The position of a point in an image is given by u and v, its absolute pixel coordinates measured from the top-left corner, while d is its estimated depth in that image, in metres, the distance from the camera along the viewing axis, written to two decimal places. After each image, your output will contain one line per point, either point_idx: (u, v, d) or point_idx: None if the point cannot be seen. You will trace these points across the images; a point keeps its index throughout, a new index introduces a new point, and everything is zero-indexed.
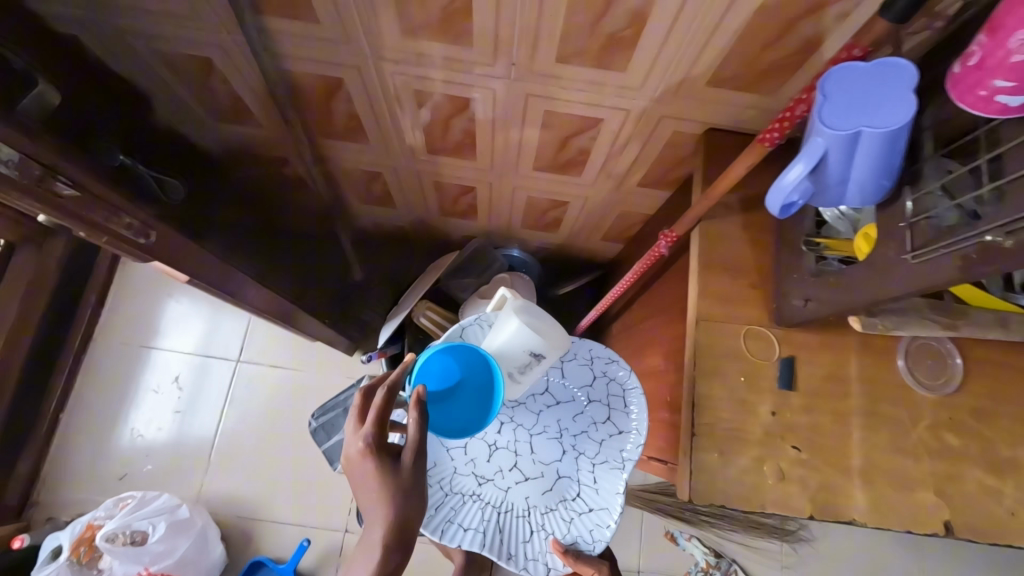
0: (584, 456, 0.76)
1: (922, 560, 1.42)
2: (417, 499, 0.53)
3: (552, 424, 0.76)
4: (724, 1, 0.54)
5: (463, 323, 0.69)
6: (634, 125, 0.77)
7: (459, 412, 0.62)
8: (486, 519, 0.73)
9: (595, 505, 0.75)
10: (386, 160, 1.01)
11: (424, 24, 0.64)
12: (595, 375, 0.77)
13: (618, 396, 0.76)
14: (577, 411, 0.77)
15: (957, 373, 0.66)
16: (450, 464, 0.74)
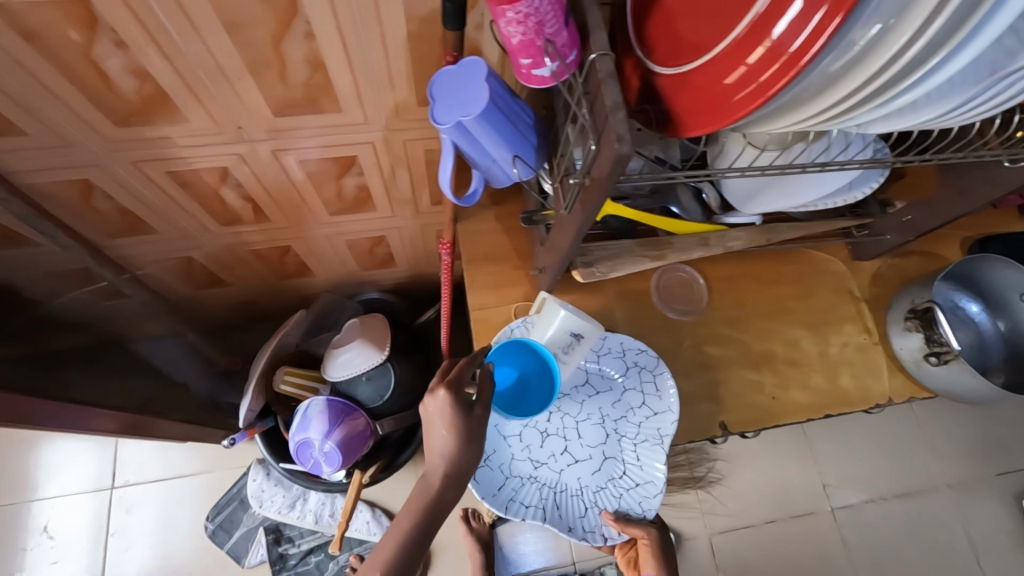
0: (626, 437, 0.70)
1: (828, 458, 1.41)
2: (474, 446, 0.58)
3: (598, 406, 0.71)
4: (379, 37, 0.60)
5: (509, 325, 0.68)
6: (387, 153, 0.82)
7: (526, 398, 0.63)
8: (544, 498, 0.68)
9: (640, 481, 0.69)
10: (188, 244, 1.00)
11: (130, 112, 0.66)
12: (628, 366, 0.70)
13: (650, 380, 0.69)
14: (617, 396, 0.71)
15: (703, 293, 0.75)
16: (508, 452, 0.69)
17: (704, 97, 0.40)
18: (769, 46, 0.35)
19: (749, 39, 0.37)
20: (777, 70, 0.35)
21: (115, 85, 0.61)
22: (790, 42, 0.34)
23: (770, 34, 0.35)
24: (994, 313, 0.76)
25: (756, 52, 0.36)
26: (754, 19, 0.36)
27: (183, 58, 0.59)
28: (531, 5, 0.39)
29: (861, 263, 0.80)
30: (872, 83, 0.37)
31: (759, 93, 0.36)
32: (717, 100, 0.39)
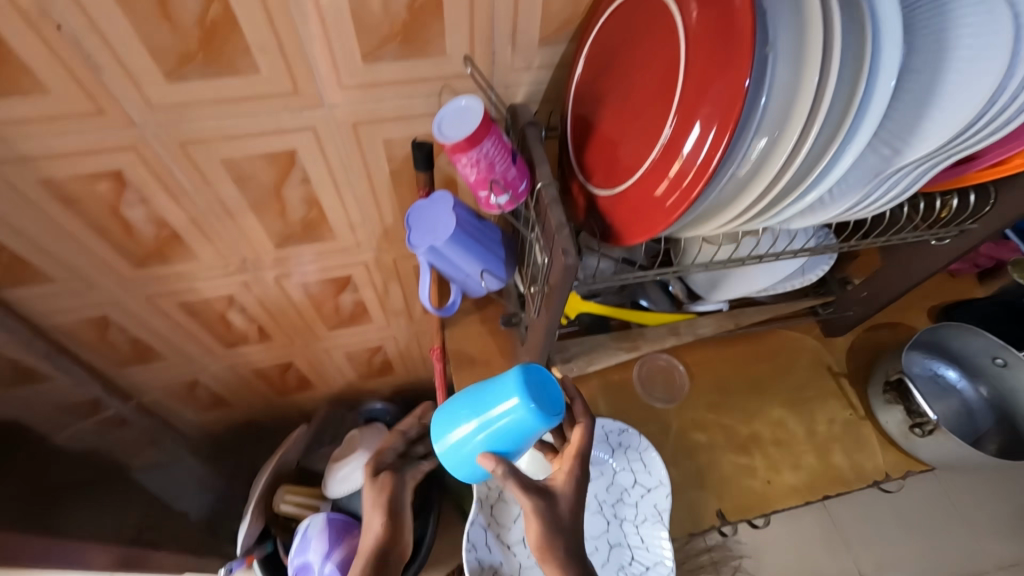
0: (627, 520, 0.68)
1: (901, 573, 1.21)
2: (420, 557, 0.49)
3: (593, 494, 0.70)
4: (365, 177, 0.70)
5: None
6: (378, 270, 0.90)
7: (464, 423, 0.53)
8: None
9: (650, 563, 0.66)
10: (194, 368, 1.05)
11: (148, 255, 0.74)
12: (613, 449, 0.71)
13: (637, 459, 0.70)
14: (609, 479, 0.70)
15: (684, 378, 0.78)
16: (514, 561, 0.67)
17: (641, 206, 0.45)
18: (682, 160, 0.42)
19: (666, 157, 0.43)
20: (692, 179, 0.41)
21: (135, 234, 0.70)
22: (697, 154, 0.40)
23: (680, 151, 0.42)
24: (973, 378, 0.77)
25: (674, 167, 0.42)
26: (666, 143, 0.43)
27: (195, 207, 0.68)
28: (481, 151, 0.46)
29: (834, 338, 0.83)
30: (780, 180, 0.42)
31: (684, 197, 0.42)
32: (652, 208, 0.44)
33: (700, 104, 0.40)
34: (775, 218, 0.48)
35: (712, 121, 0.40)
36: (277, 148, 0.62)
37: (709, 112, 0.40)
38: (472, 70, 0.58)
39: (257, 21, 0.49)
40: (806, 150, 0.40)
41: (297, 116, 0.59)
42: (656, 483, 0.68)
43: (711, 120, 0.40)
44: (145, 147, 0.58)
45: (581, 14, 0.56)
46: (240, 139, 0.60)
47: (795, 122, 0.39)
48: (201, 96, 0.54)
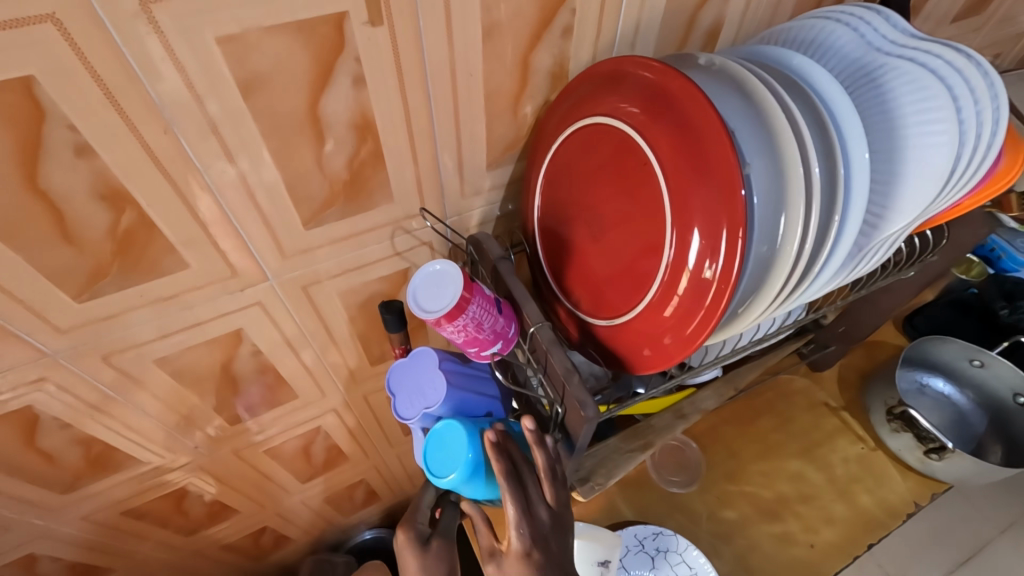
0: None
1: None
2: None
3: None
4: (323, 331, 0.63)
5: None
6: (349, 411, 0.82)
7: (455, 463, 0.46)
8: None
9: None
10: (150, 569, 0.90)
11: (77, 476, 0.62)
12: (654, 558, 0.66)
13: (682, 565, 0.65)
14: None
15: (699, 456, 0.75)
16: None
17: (657, 329, 0.42)
18: (691, 277, 0.39)
19: (672, 274, 0.40)
20: (714, 295, 0.38)
21: (58, 461, 0.58)
22: (708, 269, 0.38)
23: (687, 268, 0.39)
24: (958, 383, 0.80)
25: (683, 284, 0.40)
26: (667, 260, 0.41)
27: (131, 413, 0.58)
28: (469, 315, 0.41)
29: (821, 372, 0.83)
30: (792, 274, 0.40)
31: (707, 316, 0.38)
32: (670, 330, 0.41)
33: (693, 218, 0.39)
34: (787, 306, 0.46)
35: (716, 233, 0.37)
36: (219, 332, 0.55)
37: (706, 225, 0.38)
38: (431, 222, 0.56)
39: (178, 216, 0.43)
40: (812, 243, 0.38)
41: (238, 296, 0.52)
42: None
43: (712, 233, 0.37)
44: (60, 371, 0.49)
45: (525, 133, 0.54)
46: (174, 335, 0.52)
47: (794, 219, 0.38)
48: (121, 305, 0.47)
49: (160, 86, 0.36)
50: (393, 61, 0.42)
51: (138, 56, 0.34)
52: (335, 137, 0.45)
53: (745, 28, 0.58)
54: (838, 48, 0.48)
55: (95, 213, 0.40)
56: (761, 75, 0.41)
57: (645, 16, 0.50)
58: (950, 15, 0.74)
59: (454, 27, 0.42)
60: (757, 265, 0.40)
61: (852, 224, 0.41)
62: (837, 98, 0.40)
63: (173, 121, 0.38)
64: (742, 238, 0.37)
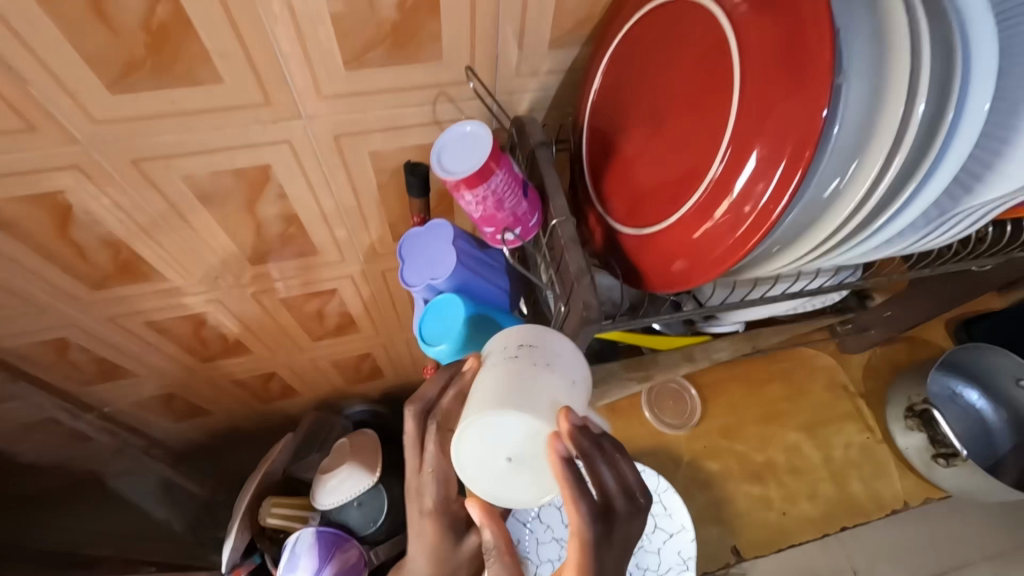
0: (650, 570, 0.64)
1: None
2: None
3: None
4: (351, 191, 0.62)
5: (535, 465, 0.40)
6: (366, 283, 0.83)
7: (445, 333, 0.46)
8: None
9: None
10: (167, 383, 0.98)
11: (104, 277, 0.65)
12: None
13: (655, 501, 0.66)
14: None
15: (697, 404, 0.74)
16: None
17: (681, 248, 0.39)
18: (734, 200, 0.36)
19: (713, 195, 0.37)
20: (753, 223, 0.35)
21: (89, 257, 0.61)
22: (754, 197, 0.35)
23: (732, 192, 0.36)
24: (993, 398, 0.74)
25: (722, 208, 0.36)
26: (716, 176, 0.37)
27: (158, 227, 0.60)
28: (490, 186, 0.38)
29: (849, 355, 0.79)
30: (845, 225, 0.36)
31: (739, 245, 0.36)
32: (698, 251, 0.38)
33: (758, 136, 0.34)
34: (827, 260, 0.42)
35: (778, 153, 0.33)
36: (249, 164, 0.54)
37: (771, 146, 0.34)
38: (475, 83, 0.51)
39: (216, 21, 0.41)
40: (882, 194, 0.34)
41: (269, 130, 0.51)
42: (677, 527, 0.64)
43: (774, 156, 0.33)
44: (93, 166, 0.50)
45: (598, 14, 0.48)
46: (204, 156, 0.52)
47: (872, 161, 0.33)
48: (154, 108, 0.46)
49: None
50: None
51: None
52: None
53: None
54: None
55: None
56: None
57: None
58: None
59: None
60: (810, 205, 0.36)
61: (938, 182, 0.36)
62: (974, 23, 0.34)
63: None
64: (806, 163, 0.32)
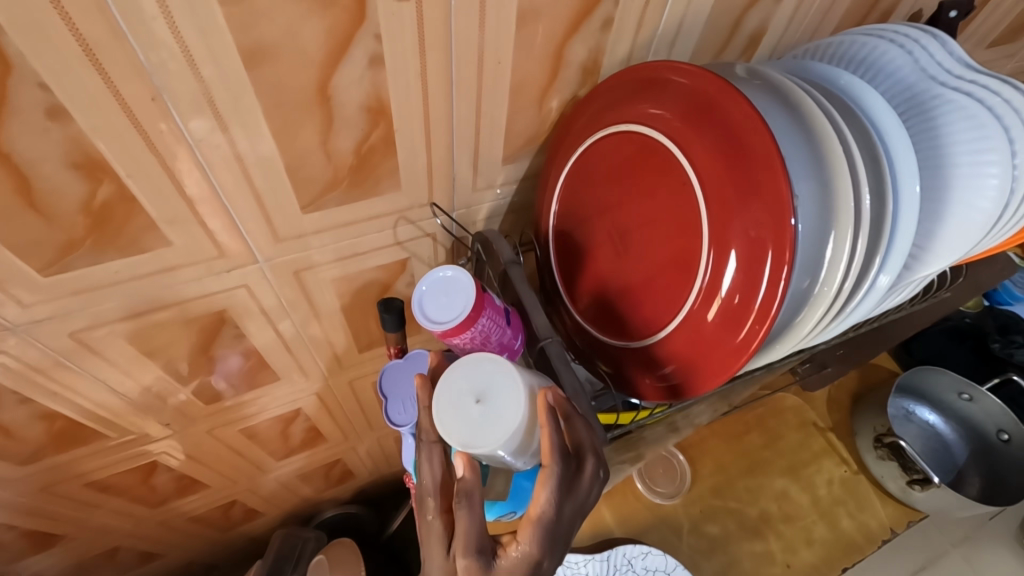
0: None
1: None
2: None
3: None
4: (312, 317, 0.60)
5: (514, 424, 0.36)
6: (333, 395, 0.79)
7: None
8: None
9: None
10: (113, 537, 0.87)
11: (35, 450, 0.58)
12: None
13: None
14: None
15: (686, 467, 0.75)
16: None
17: (682, 352, 0.40)
18: (722, 303, 0.37)
19: (701, 299, 0.38)
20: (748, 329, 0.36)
21: (18, 435, 0.54)
22: (742, 299, 0.36)
23: (717, 295, 0.37)
24: (942, 412, 0.80)
25: (713, 312, 0.37)
26: (698, 282, 0.38)
27: (99, 390, 0.55)
28: (477, 330, 0.38)
29: (812, 392, 0.83)
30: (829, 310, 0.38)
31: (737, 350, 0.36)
32: (694, 355, 0.39)
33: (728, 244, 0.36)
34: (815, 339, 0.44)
35: (756, 265, 0.35)
36: (202, 313, 0.51)
37: (743, 252, 0.35)
38: (441, 219, 0.53)
39: (163, 191, 0.39)
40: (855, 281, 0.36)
41: (224, 279, 0.48)
42: None
43: (749, 259, 0.35)
44: (22, 346, 0.45)
45: (546, 129, 0.51)
46: (152, 314, 0.48)
47: (840, 254, 0.35)
48: (94, 282, 0.42)
49: (150, 47, 0.31)
50: (416, 35, 0.37)
51: (123, 6, 0.29)
52: (344, 119, 0.40)
53: (789, 33, 0.55)
54: (890, 71, 0.46)
55: (66, 182, 0.35)
56: (816, 97, 0.38)
57: (691, 13, 0.47)
58: (988, 40, 0.74)
59: (488, 14, 0.38)
60: (795, 298, 0.37)
61: (895, 260, 0.38)
62: (889, 127, 0.38)
63: (162, 87, 0.33)
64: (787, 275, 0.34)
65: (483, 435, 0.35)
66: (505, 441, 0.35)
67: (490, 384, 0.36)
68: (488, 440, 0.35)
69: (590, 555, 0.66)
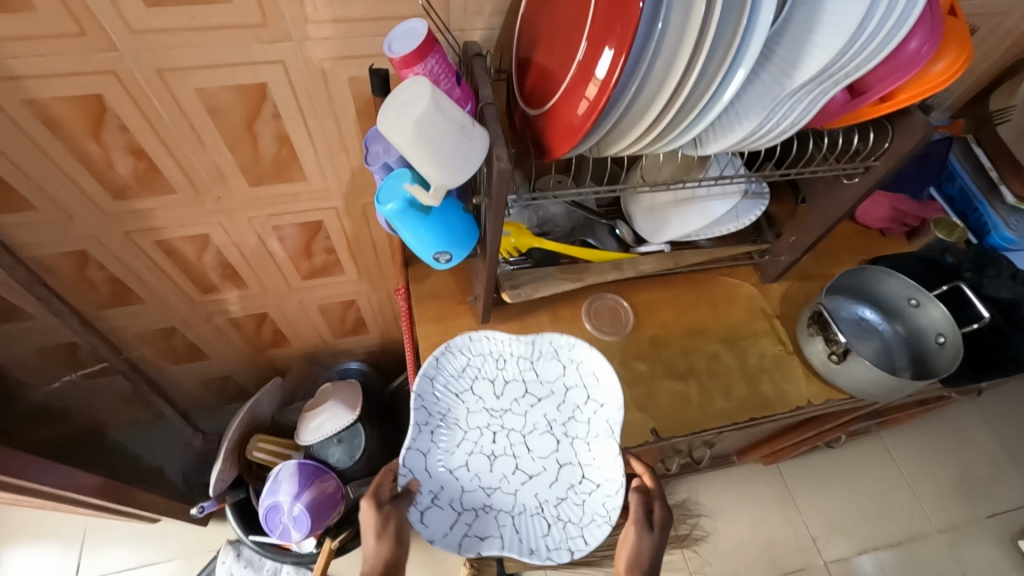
0: (579, 438, 0.75)
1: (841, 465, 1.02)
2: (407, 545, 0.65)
3: (543, 415, 0.77)
4: (333, 118, 0.75)
5: (423, 117, 0.47)
6: (349, 217, 0.95)
7: (395, 191, 0.56)
8: (503, 525, 0.72)
9: (599, 483, 0.72)
10: (172, 314, 1.09)
11: (126, 185, 0.78)
12: (564, 365, 0.76)
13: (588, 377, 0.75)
14: (561, 400, 0.76)
15: (629, 316, 0.85)
16: (456, 484, 0.73)
17: (566, 123, 0.52)
18: (596, 80, 0.48)
19: (583, 80, 0.50)
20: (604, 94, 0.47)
21: (115, 162, 0.74)
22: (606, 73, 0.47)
23: (594, 75, 0.49)
24: (892, 319, 0.85)
25: (589, 87, 0.49)
26: (587, 65, 0.50)
27: (173, 139, 0.73)
28: (426, 67, 0.51)
29: (769, 285, 0.90)
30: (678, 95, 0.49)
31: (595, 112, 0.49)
32: (572, 123, 0.51)
33: (610, 32, 0.47)
34: (683, 136, 0.55)
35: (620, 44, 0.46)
36: (249, 80, 0.67)
37: (617, 38, 0.46)
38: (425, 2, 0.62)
39: None
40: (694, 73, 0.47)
41: (268, 50, 0.64)
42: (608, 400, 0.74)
43: (618, 46, 0.46)
44: (126, 72, 0.63)
45: None
46: (214, 69, 0.65)
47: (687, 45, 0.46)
48: (176, 22, 0.60)
49: None
50: None
51: None
52: None
53: None
54: None
55: None
56: None
57: None
58: None
59: None
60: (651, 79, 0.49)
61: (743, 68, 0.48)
62: None
63: None
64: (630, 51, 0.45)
65: (404, 123, 0.47)
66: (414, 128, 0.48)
67: (411, 93, 0.48)
68: (408, 125, 0.47)
69: (518, 336, 0.76)
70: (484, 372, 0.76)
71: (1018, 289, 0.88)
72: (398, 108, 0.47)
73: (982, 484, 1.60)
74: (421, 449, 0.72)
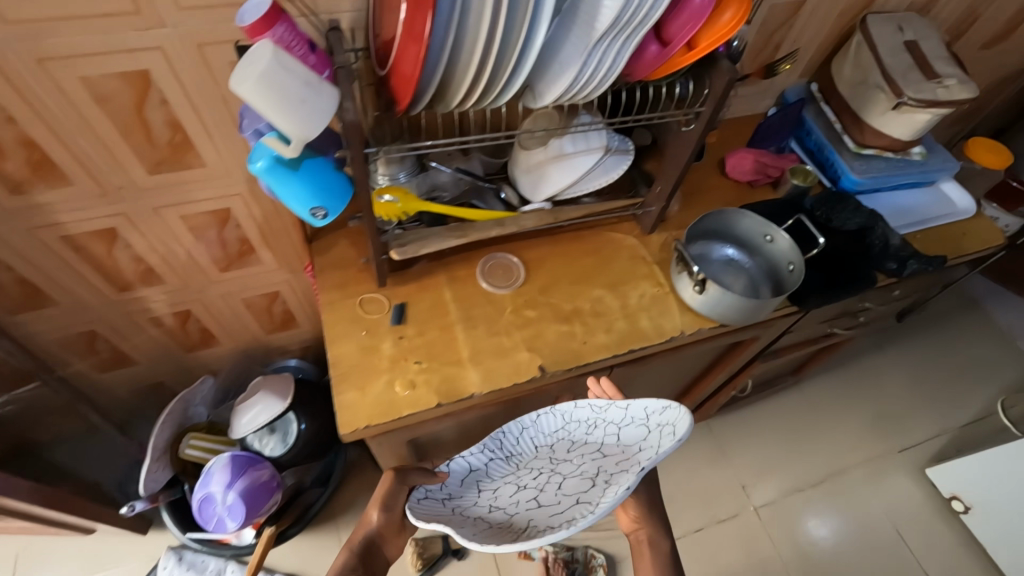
0: (606, 485, 0.72)
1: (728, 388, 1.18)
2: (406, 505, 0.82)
3: (596, 467, 0.77)
4: (220, 102, 0.80)
5: (267, 70, 0.53)
6: (257, 203, 0.99)
7: (263, 152, 0.63)
8: (471, 525, 0.73)
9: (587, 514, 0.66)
10: (90, 315, 1.10)
11: (21, 178, 0.81)
12: (649, 428, 0.74)
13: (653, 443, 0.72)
14: (621, 458, 0.76)
15: (520, 270, 0.92)
16: (474, 497, 0.80)
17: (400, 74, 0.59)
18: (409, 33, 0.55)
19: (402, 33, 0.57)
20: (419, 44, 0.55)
21: (6, 154, 0.77)
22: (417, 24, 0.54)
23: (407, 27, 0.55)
24: (753, 254, 0.95)
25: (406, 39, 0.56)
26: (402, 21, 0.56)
27: (62, 128, 0.77)
28: (276, 34, 0.58)
29: (649, 235, 0.99)
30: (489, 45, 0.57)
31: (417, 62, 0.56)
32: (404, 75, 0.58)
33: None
34: (513, 83, 0.62)
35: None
36: (130, 67, 0.72)
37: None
38: None
39: None
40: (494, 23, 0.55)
41: (144, 35, 0.69)
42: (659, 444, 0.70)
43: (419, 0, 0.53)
44: (3, 62, 0.67)
45: None
46: (91, 56, 0.70)
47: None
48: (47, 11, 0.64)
49: None
50: None
51: None
52: None
53: None
54: None
55: None
56: None
57: None
58: None
59: None
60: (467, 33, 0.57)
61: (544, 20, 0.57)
62: None
63: None
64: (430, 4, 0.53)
65: (252, 76, 0.53)
66: (260, 81, 0.53)
67: (258, 53, 0.54)
68: (255, 79, 0.53)
69: (613, 401, 0.78)
70: (570, 433, 0.83)
71: (861, 220, 0.99)
72: (245, 65, 0.54)
73: (894, 421, 1.74)
74: (471, 460, 0.82)
